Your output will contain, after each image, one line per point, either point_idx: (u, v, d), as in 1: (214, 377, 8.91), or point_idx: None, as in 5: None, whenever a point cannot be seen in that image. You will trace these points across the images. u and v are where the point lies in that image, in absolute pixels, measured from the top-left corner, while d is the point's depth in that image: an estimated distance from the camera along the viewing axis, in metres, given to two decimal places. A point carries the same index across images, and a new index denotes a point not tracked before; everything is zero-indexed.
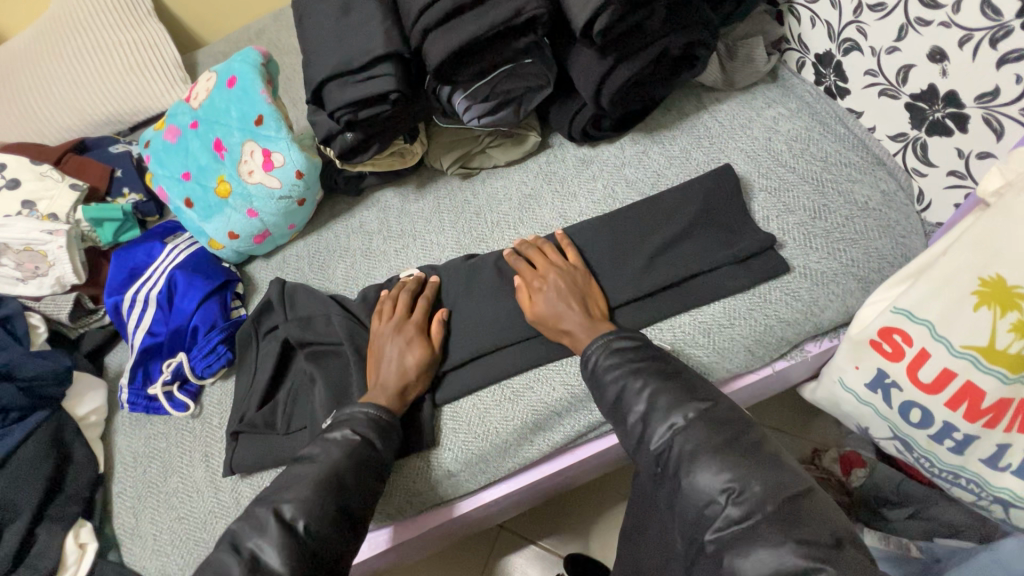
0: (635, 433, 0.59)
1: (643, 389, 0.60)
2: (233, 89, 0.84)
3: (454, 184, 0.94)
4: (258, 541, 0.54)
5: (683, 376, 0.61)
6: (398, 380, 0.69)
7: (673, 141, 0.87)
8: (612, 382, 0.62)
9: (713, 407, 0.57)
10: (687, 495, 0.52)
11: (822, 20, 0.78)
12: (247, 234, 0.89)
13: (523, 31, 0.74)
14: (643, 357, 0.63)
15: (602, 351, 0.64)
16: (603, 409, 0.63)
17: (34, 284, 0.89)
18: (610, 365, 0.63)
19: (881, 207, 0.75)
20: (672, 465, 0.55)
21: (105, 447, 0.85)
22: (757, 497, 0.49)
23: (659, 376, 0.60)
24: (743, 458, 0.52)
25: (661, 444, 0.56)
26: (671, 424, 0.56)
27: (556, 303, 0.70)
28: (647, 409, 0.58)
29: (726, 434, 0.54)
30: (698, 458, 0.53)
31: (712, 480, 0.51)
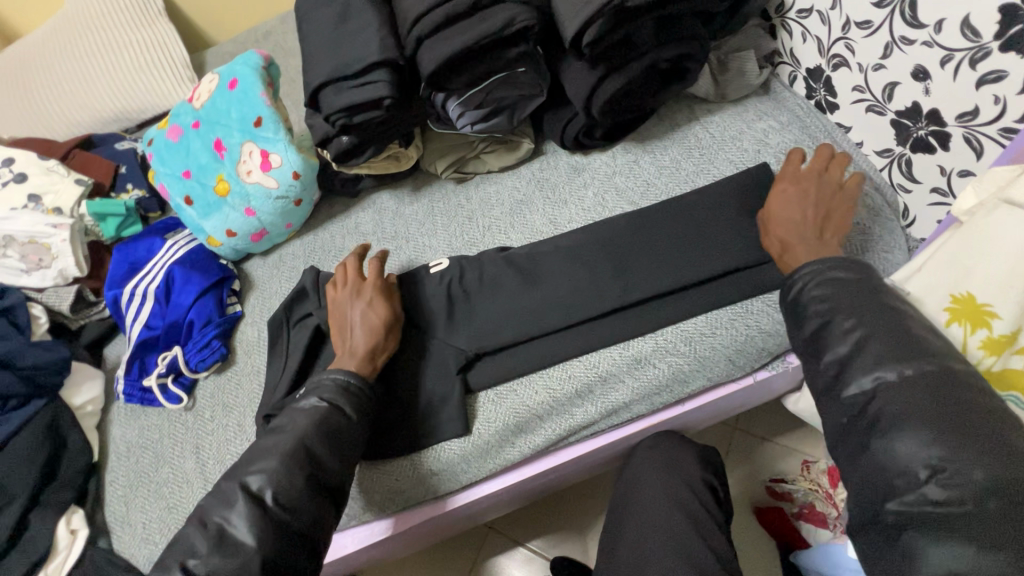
0: (830, 376, 0.53)
1: (851, 330, 0.53)
2: (234, 91, 0.86)
3: (448, 188, 0.96)
4: (225, 514, 0.57)
5: (912, 318, 0.52)
6: (368, 337, 0.71)
7: (664, 151, 0.89)
8: (813, 314, 0.56)
9: (948, 371, 0.49)
10: (874, 458, 0.48)
11: (813, 36, 0.79)
12: (244, 233, 0.91)
13: (515, 41, 0.76)
14: (859, 292, 0.55)
15: (811, 278, 0.58)
16: (795, 339, 0.58)
17: (37, 275, 0.92)
18: (813, 297, 0.57)
19: (866, 222, 0.75)
20: (867, 420, 0.50)
21: (100, 437, 0.86)
22: (974, 489, 0.43)
23: (870, 317, 0.53)
24: (965, 438, 0.45)
25: (861, 394, 0.50)
26: (880, 375, 0.50)
27: (793, 212, 0.68)
28: (849, 353, 0.52)
29: (950, 407, 0.47)
30: (905, 426, 0.47)
31: (912, 456, 0.46)
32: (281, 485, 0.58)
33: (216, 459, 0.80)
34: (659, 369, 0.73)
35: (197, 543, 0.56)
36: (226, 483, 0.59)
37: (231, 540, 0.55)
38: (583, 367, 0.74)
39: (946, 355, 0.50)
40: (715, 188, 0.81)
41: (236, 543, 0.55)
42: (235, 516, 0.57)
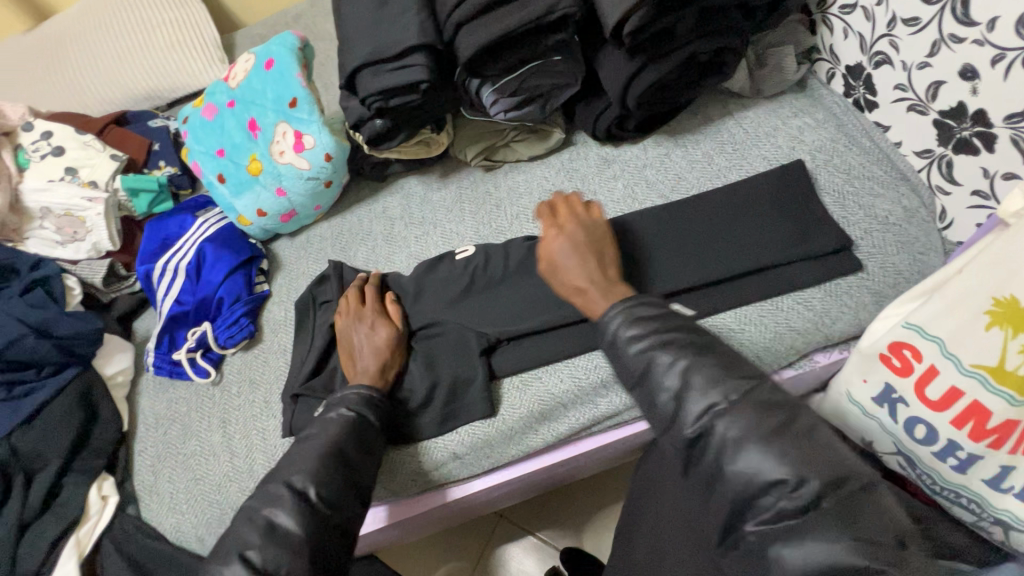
0: (665, 414, 0.54)
1: (678, 365, 0.54)
2: (270, 71, 0.87)
3: (476, 175, 0.96)
4: (273, 510, 0.57)
5: (716, 345, 0.56)
6: (374, 358, 0.72)
7: (696, 145, 0.88)
8: (639, 355, 0.56)
9: (757, 386, 0.52)
10: (727, 484, 0.49)
11: (855, 32, 0.78)
12: (274, 213, 0.92)
13: (555, 28, 0.75)
14: (671, 327, 0.57)
15: (623, 320, 0.59)
16: (625, 381, 0.59)
17: (71, 248, 0.94)
18: (631, 337, 0.57)
19: (902, 223, 0.74)
20: (712, 450, 0.50)
21: (129, 407, 0.88)
22: (811, 495, 0.45)
23: (690, 349, 0.55)
24: (796, 448, 0.47)
25: (699, 425, 0.51)
26: (711, 404, 0.51)
27: (567, 256, 0.69)
28: (681, 386, 0.53)
29: (772, 420, 0.49)
30: (744, 446, 0.48)
31: (759, 474, 0.47)
32: (324, 481, 0.59)
33: (242, 433, 0.81)
34: None
35: (247, 535, 0.55)
36: (270, 483, 0.59)
37: (278, 534, 0.55)
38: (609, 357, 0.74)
39: (753, 372, 0.53)
40: (748, 184, 0.80)
41: (287, 534, 0.55)
42: (283, 510, 0.56)
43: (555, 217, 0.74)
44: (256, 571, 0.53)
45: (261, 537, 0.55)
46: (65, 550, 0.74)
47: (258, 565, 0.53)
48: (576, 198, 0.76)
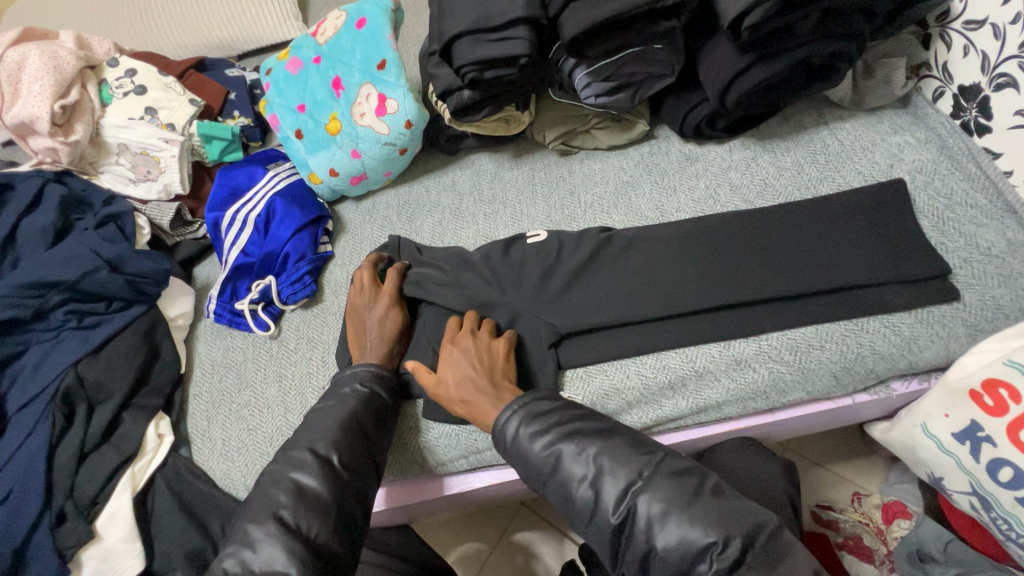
0: (587, 503, 0.57)
1: (587, 453, 0.58)
2: (362, 30, 0.87)
3: (551, 159, 0.94)
4: (300, 474, 0.60)
5: (613, 429, 0.61)
6: (384, 337, 0.75)
7: (787, 153, 0.85)
8: (544, 451, 0.60)
9: (663, 458, 0.57)
10: (663, 557, 0.52)
11: (977, 50, 0.74)
12: (346, 174, 0.91)
13: (665, 15, 0.72)
14: (570, 418, 0.62)
15: (524, 418, 0.62)
16: (537, 482, 0.61)
17: (143, 187, 0.95)
18: (535, 434, 0.61)
19: (1005, 256, 0.71)
20: (640, 530, 0.54)
21: (187, 351, 0.89)
22: (737, 552, 0.50)
23: (596, 436, 0.60)
24: (710, 509, 0.52)
25: (623, 511, 0.55)
26: (627, 486, 0.55)
27: (460, 364, 0.69)
28: (594, 474, 0.57)
29: (687, 486, 0.54)
30: (669, 517, 0.52)
31: (689, 541, 0.51)
32: (324, 447, 0.63)
33: (299, 389, 0.82)
34: (759, 374, 0.71)
35: (278, 496, 0.59)
36: (294, 449, 0.63)
37: (307, 493, 0.59)
38: (679, 359, 0.72)
39: (652, 446, 0.59)
40: (841, 198, 0.77)
41: (315, 496, 0.59)
42: (307, 473, 0.60)
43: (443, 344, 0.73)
44: (263, 537, 0.56)
45: (290, 497, 0.59)
46: (120, 483, 0.74)
47: (292, 524, 0.57)
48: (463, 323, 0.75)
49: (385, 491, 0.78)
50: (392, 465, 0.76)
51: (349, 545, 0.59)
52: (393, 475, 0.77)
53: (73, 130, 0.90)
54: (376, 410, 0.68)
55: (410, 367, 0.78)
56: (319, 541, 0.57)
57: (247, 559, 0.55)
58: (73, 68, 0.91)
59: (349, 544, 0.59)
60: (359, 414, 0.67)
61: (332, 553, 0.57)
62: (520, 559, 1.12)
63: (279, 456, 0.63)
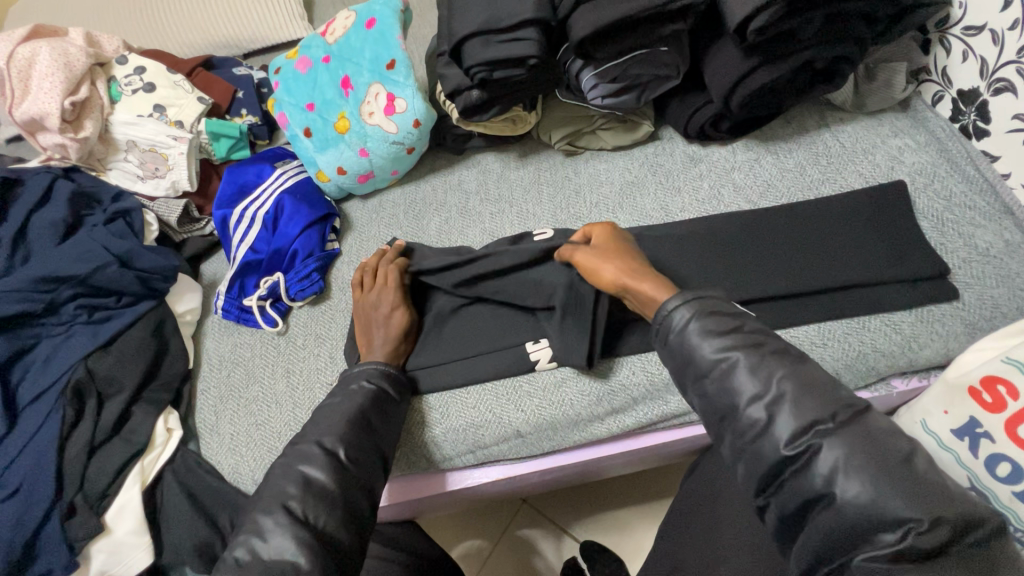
0: (753, 425, 0.50)
1: (771, 371, 0.51)
2: (371, 30, 0.88)
3: (557, 159, 0.96)
4: (308, 466, 0.61)
5: (809, 359, 0.52)
6: (387, 335, 0.75)
7: (789, 154, 0.86)
8: (711, 356, 0.54)
9: (864, 413, 0.48)
10: (837, 512, 0.45)
11: (976, 55, 0.75)
12: (354, 173, 0.92)
13: (672, 18, 0.74)
14: (754, 331, 0.54)
15: (697, 315, 0.56)
16: (696, 388, 0.55)
17: (151, 183, 0.96)
18: (708, 335, 0.54)
19: (1003, 256, 0.73)
20: (815, 475, 0.46)
21: (195, 346, 0.90)
22: (942, 539, 0.41)
23: (784, 357, 0.52)
24: (916, 483, 0.43)
25: (804, 447, 0.47)
26: (814, 423, 0.47)
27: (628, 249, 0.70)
28: (770, 397, 0.50)
29: (893, 450, 0.45)
30: (859, 473, 0.44)
31: (879, 507, 0.43)
32: (335, 441, 0.63)
33: (307, 384, 0.82)
34: None
35: (288, 487, 0.59)
36: (303, 442, 0.63)
37: (315, 485, 0.60)
38: None
39: (854, 394, 0.49)
40: (843, 199, 0.79)
41: (323, 488, 0.60)
42: (315, 466, 0.61)
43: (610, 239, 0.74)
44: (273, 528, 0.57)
45: (300, 489, 0.59)
46: (130, 476, 0.75)
47: (301, 514, 0.58)
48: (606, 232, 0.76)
49: (391, 487, 0.79)
50: (400, 460, 0.77)
51: (357, 536, 0.60)
52: (401, 470, 0.78)
53: (83, 127, 0.90)
54: (383, 405, 0.69)
55: (418, 363, 0.78)
56: (328, 530, 0.58)
57: (259, 547, 0.56)
58: (83, 65, 0.92)
59: (357, 536, 0.60)
60: (367, 410, 0.67)
61: (341, 543, 0.58)
62: (523, 555, 1.13)
63: (289, 448, 0.64)
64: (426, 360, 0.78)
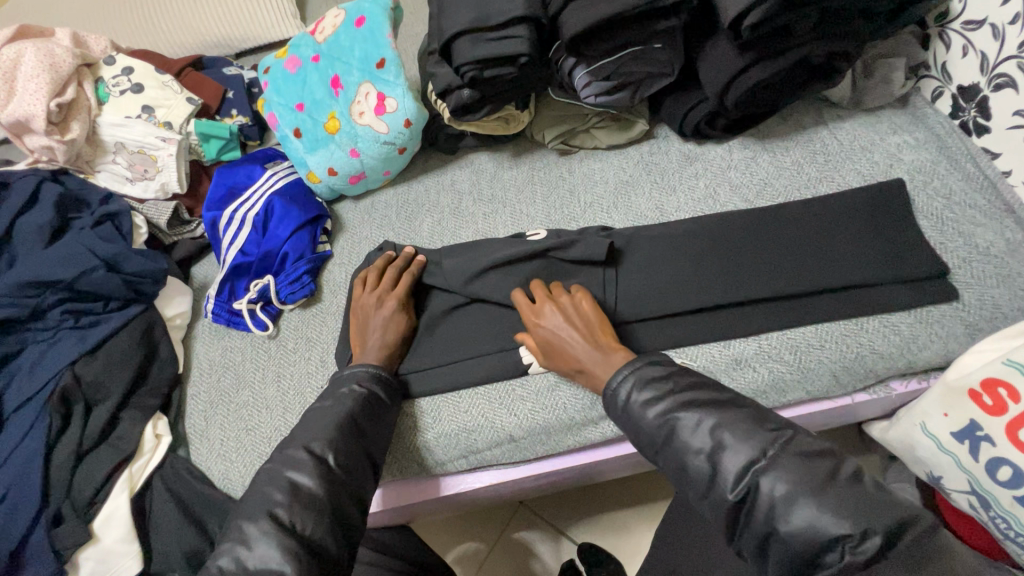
0: (703, 475, 0.53)
1: (705, 426, 0.54)
2: (361, 29, 0.87)
3: (551, 158, 0.94)
4: (295, 473, 0.60)
5: (737, 401, 0.56)
6: (385, 336, 0.75)
7: (786, 152, 0.85)
8: (657, 420, 0.56)
9: (792, 438, 0.52)
10: (786, 542, 0.47)
11: (976, 50, 0.74)
12: (344, 174, 0.91)
13: (666, 13, 0.72)
14: (689, 386, 0.58)
15: (633, 386, 0.59)
16: (655, 454, 0.58)
17: (140, 185, 0.95)
18: (647, 401, 0.58)
19: (1003, 255, 0.71)
20: (762, 509, 0.49)
21: (185, 351, 0.89)
22: (878, 548, 0.44)
23: (713, 406, 0.55)
24: (845, 498, 0.46)
25: (742, 490, 0.51)
26: (749, 462, 0.51)
27: (563, 336, 0.68)
28: (711, 447, 0.53)
29: (820, 469, 0.49)
30: (795, 501, 0.47)
31: (817, 530, 0.46)
32: (324, 447, 0.62)
33: (298, 389, 0.81)
34: (759, 374, 0.71)
35: (274, 494, 0.58)
36: (290, 448, 0.62)
37: (301, 493, 0.59)
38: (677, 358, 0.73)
39: (780, 423, 0.53)
40: (841, 197, 0.78)
41: (310, 495, 0.59)
42: (302, 474, 0.60)
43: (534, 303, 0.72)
44: (258, 537, 0.55)
45: (286, 497, 0.58)
46: (118, 483, 0.74)
47: (287, 523, 0.57)
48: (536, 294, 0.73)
49: (383, 492, 0.78)
50: (391, 466, 0.76)
51: (345, 544, 0.59)
52: (392, 475, 0.76)
53: (70, 129, 0.89)
54: (373, 411, 0.68)
55: (410, 367, 0.77)
56: (315, 538, 0.57)
57: (242, 556, 0.55)
58: (69, 66, 0.91)
59: (345, 543, 0.59)
60: (356, 414, 0.66)
61: (328, 551, 0.57)
62: (519, 558, 1.12)
63: (276, 454, 0.63)
64: (418, 364, 0.77)
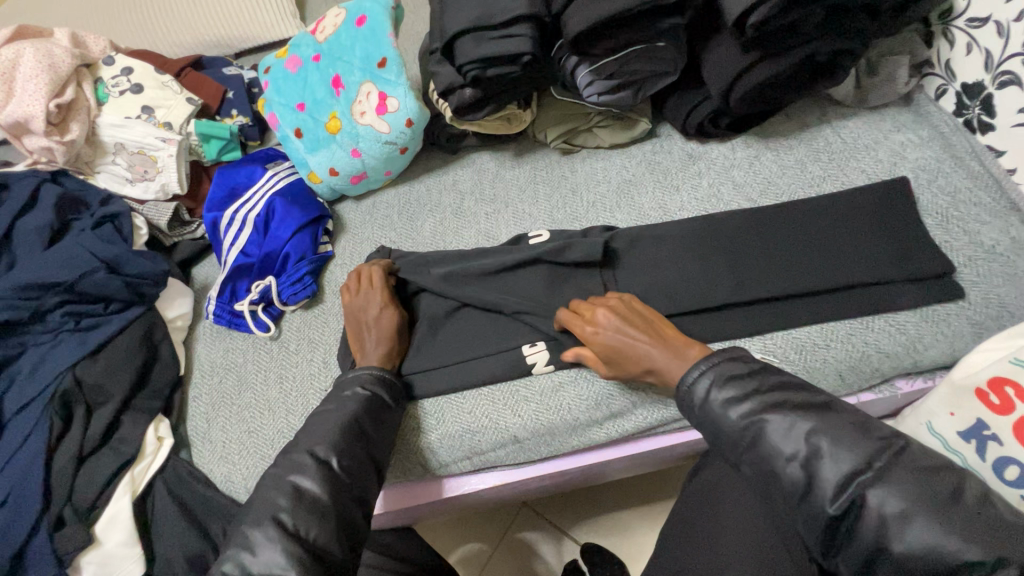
0: (795, 483, 0.51)
1: (800, 429, 0.52)
2: (362, 28, 0.86)
3: (554, 157, 0.94)
4: (300, 477, 0.60)
5: (833, 406, 0.53)
6: (379, 336, 0.74)
7: (789, 150, 0.84)
8: (743, 422, 0.54)
9: (904, 450, 0.49)
10: (900, 563, 0.46)
11: (981, 48, 0.73)
12: (346, 174, 0.90)
13: (669, 12, 0.72)
14: (778, 386, 0.55)
15: (715, 383, 0.57)
16: (740, 458, 0.55)
17: (140, 187, 0.94)
18: (730, 401, 0.55)
19: (1009, 254, 0.71)
20: (870, 527, 0.47)
21: (187, 353, 0.88)
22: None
23: (807, 410, 0.53)
24: (967, 521, 0.44)
25: (850, 503, 0.48)
26: (855, 474, 0.48)
27: (623, 337, 0.65)
28: (808, 454, 0.50)
29: (939, 489, 0.46)
30: (914, 522, 0.45)
31: (938, 554, 0.44)
32: (329, 451, 0.62)
33: (300, 390, 0.81)
34: None
35: (278, 498, 0.58)
36: (295, 451, 0.62)
37: (306, 497, 0.58)
38: None
39: (887, 433, 0.50)
40: (845, 196, 0.77)
41: (314, 499, 0.58)
42: (307, 477, 0.60)
43: (581, 317, 0.70)
44: (262, 543, 0.55)
45: (290, 501, 0.58)
46: (120, 486, 0.74)
47: (292, 527, 0.56)
48: (579, 309, 0.70)
49: (386, 493, 0.78)
50: (394, 467, 0.76)
51: (350, 549, 0.58)
52: (395, 476, 0.76)
53: (69, 130, 0.89)
54: (378, 413, 0.68)
55: (413, 368, 0.77)
56: (320, 543, 0.56)
57: (247, 561, 0.54)
58: (68, 66, 0.90)
59: (351, 547, 0.58)
60: (361, 416, 0.66)
61: (333, 555, 0.57)
62: (522, 558, 1.12)
63: (280, 457, 0.63)
64: (420, 365, 0.77)
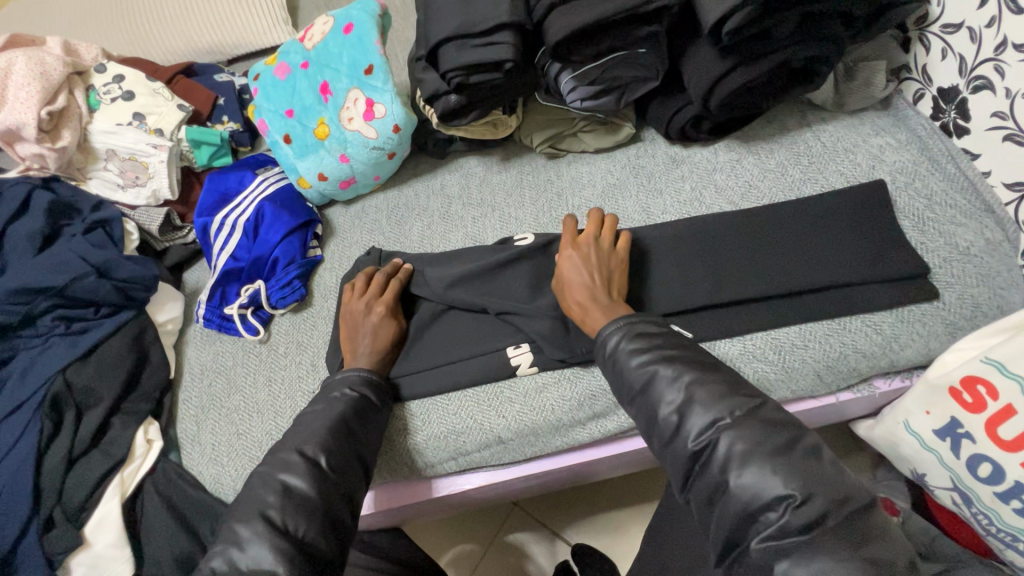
0: (669, 426, 0.56)
1: (683, 381, 0.57)
2: (349, 35, 0.88)
3: (540, 162, 0.95)
4: (286, 476, 0.60)
5: (719, 367, 0.58)
6: (373, 342, 0.75)
7: (770, 154, 0.86)
8: (640, 370, 0.59)
9: (761, 406, 0.54)
10: (733, 499, 0.50)
11: (955, 53, 0.75)
12: (335, 178, 0.92)
13: (649, 19, 0.73)
14: (676, 344, 0.61)
15: (624, 335, 0.62)
16: (628, 400, 0.61)
17: (132, 192, 0.95)
18: (634, 352, 0.60)
19: (983, 255, 0.72)
20: (716, 464, 0.52)
21: (177, 355, 0.90)
22: (817, 513, 0.47)
23: (696, 367, 0.58)
24: (800, 467, 0.50)
25: (704, 442, 0.53)
26: (715, 420, 0.54)
27: (579, 271, 0.70)
28: (684, 401, 0.56)
29: (779, 438, 0.51)
30: (750, 462, 0.50)
31: (764, 490, 0.49)
32: (314, 450, 0.63)
33: (288, 392, 0.82)
34: (744, 373, 0.71)
35: (265, 496, 0.59)
36: (281, 451, 0.63)
37: (293, 495, 0.59)
38: None
39: (754, 393, 0.56)
40: (824, 199, 0.78)
41: (300, 497, 0.59)
42: (294, 475, 0.61)
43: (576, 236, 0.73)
44: (248, 540, 0.56)
45: (277, 499, 0.59)
46: (110, 488, 0.74)
47: (280, 524, 0.57)
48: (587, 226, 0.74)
49: (374, 495, 0.79)
50: (381, 468, 0.77)
51: (337, 545, 0.59)
52: (383, 478, 0.77)
53: (60, 136, 0.90)
54: (363, 414, 0.68)
55: (400, 370, 0.78)
56: (308, 539, 0.57)
57: (235, 558, 0.55)
58: (60, 74, 0.91)
59: (337, 544, 0.59)
60: (347, 416, 0.67)
61: (320, 551, 0.57)
62: (512, 560, 1.13)
63: (266, 457, 0.64)
64: (408, 368, 0.78)
